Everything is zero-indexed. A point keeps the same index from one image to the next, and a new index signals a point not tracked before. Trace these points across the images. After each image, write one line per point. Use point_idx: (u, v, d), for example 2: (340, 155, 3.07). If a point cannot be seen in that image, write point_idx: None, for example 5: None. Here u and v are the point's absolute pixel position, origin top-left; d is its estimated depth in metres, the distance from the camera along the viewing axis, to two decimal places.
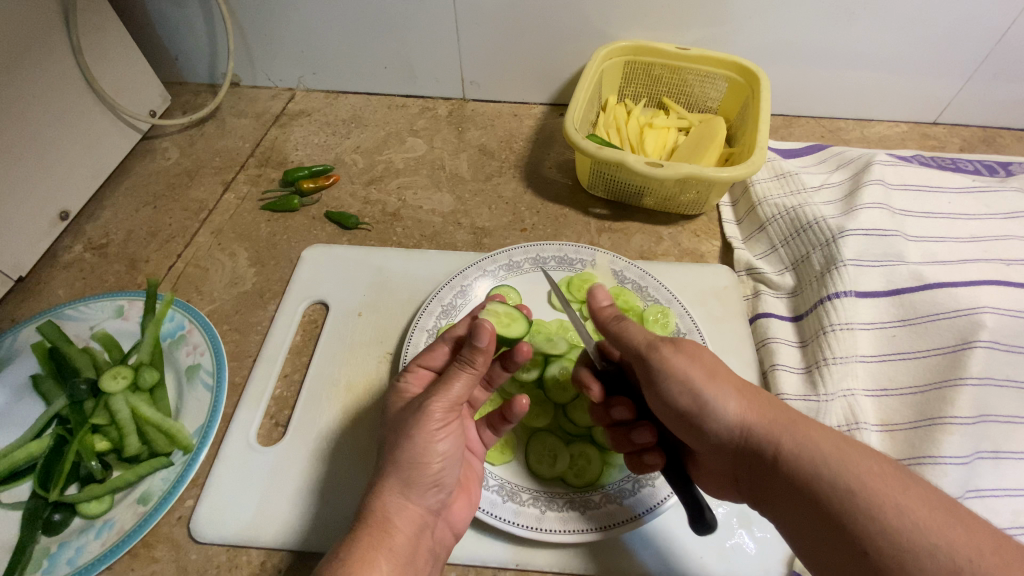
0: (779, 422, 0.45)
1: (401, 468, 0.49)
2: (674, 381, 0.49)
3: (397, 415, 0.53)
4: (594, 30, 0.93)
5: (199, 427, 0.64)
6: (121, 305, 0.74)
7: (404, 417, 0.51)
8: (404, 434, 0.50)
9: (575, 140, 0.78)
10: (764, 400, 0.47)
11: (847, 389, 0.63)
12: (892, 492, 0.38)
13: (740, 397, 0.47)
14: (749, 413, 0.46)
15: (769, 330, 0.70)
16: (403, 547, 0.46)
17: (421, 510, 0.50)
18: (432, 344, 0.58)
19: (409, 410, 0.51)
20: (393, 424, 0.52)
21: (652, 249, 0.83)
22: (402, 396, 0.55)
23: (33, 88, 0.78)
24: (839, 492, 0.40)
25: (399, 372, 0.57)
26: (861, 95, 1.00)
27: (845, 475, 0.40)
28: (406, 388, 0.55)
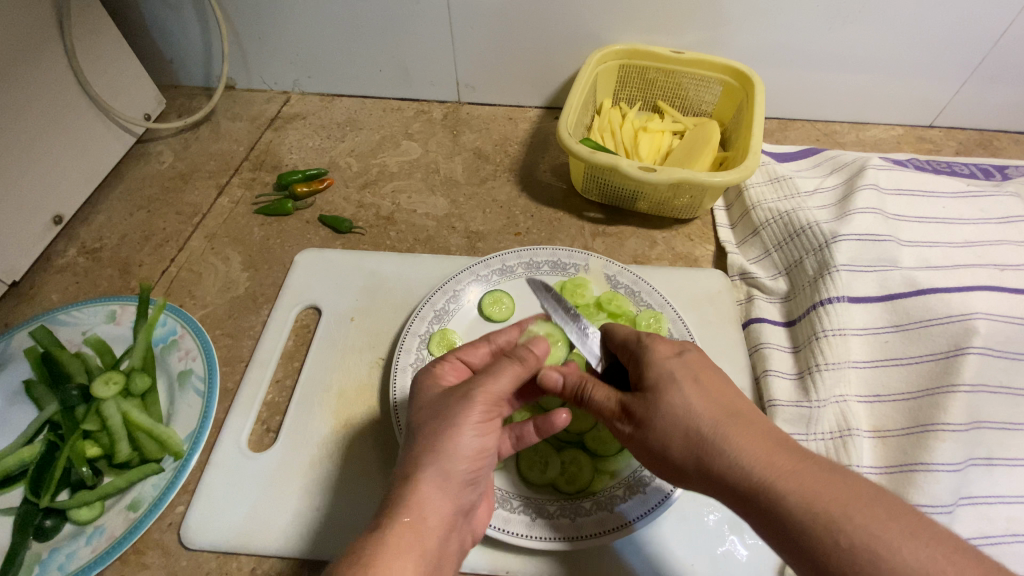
0: (746, 484, 0.41)
1: (442, 460, 0.47)
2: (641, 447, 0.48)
3: (435, 402, 0.51)
4: (588, 33, 0.93)
5: (191, 433, 0.64)
6: (114, 310, 0.74)
7: (450, 405, 0.50)
8: (449, 423, 0.48)
9: (568, 144, 0.78)
10: (730, 453, 0.43)
11: (839, 396, 0.62)
12: (877, 557, 0.35)
13: (703, 458, 0.44)
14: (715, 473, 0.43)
15: (762, 335, 0.70)
16: (434, 546, 0.44)
17: (455, 507, 0.47)
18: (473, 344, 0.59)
19: (453, 399, 0.50)
20: (434, 411, 0.50)
21: (646, 254, 0.82)
22: (438, 385, 0.54)
23: (26, 92, 0.77)
24: (819, 560, 0.37)
25: (435, 361, 0.57)
26: (857, 98, 1.00)
27: (823, 542, 0.37)
28: (441, 379, 0.55)
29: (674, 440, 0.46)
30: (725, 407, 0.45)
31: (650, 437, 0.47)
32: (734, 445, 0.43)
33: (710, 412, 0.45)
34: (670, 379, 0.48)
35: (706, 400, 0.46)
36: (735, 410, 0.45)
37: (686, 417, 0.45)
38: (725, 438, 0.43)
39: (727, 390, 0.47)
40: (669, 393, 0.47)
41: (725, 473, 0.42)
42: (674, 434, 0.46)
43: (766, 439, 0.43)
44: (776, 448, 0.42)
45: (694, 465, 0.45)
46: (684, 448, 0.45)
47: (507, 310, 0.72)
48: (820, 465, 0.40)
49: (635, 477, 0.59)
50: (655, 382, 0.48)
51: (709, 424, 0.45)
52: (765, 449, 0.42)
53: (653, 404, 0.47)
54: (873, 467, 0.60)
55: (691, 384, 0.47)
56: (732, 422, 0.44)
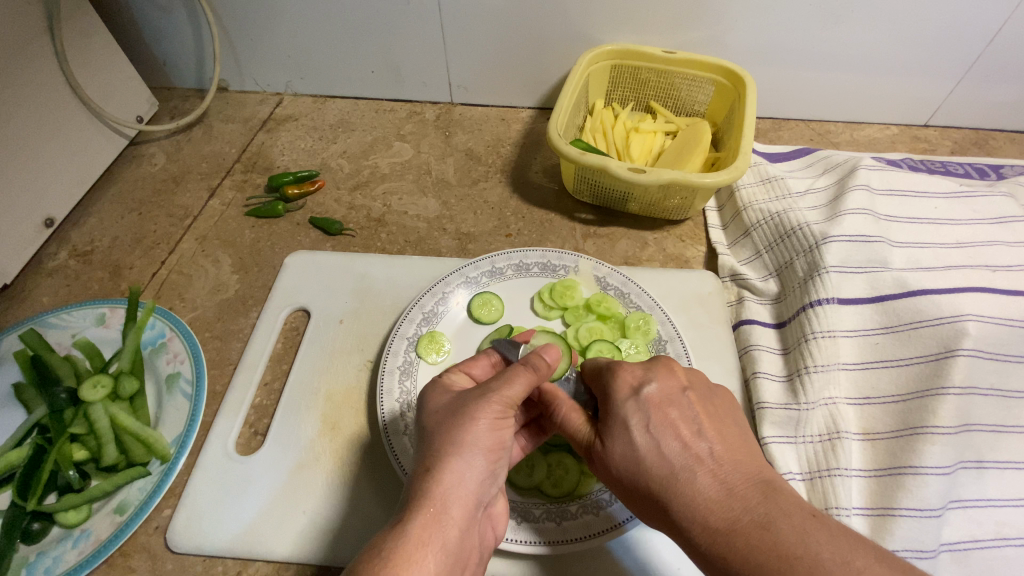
0: (690, 540, 0.43)
1: (463, 453, 0.47)
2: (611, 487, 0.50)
3: (450, 403, 0.51)
4: (580, 33, 0.93)
5: (178, 436, 0.64)
6: (103, 313, 0.74)
7: (466, 404, 0.50)
8: (466, 420, 0.48)
9: (558, 145, 0.77)
10: (676, 507, 0.44)
11: (828, 398, 0.62)
12: None
13: (656, 508, 0.45)
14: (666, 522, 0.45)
15: (752, 336, 0.70)
16: (458, 536, 0.44)
17: (474, 503, 0.46)
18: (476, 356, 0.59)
19: (470, 399, 0.50)
20: (451, 410, 0.50)
21: (636, 255, 0.82)
22: (451, 388, 0.54)
23: (15, 94, 0.77)
24: None
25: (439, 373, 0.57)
26: (851, 97, 0.99)
27: None
28: (452, 382, 0.55)
29: (630, 492, 0.47)
30: (673, 456, 0.45)
31: (612, 483, 0.49)
32: (679, 501, 0.44)
33: (660, 463, 0.45)
34: (622, 432, 0.48)
35: (655, 451, 0.46)
36: (684, 460, 0.45)
37: (637, 469, 0.46)
38: (671, 494, 0.44)
39: (680, 432, 0.46)
40: (621, 442, 0.47)
41: (673, 526, 0.44)
42: (629, 487, 0.47)
43: (711, 491, 0.43)
44: (718, 500, 0.42)
45: (651, 514, 0.46)
46: (638, 499, 0.47)
47: (496, 311, 0.72)
48: (757, 518, 0.40)
49: None
50: (609, 434, 0.48)
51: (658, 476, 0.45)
52: (706, 502, 0.42)
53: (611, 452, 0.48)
54: (862, 471, 0.60)
55: (644, 433, 0.47)
56: (678, 478, 0.44)
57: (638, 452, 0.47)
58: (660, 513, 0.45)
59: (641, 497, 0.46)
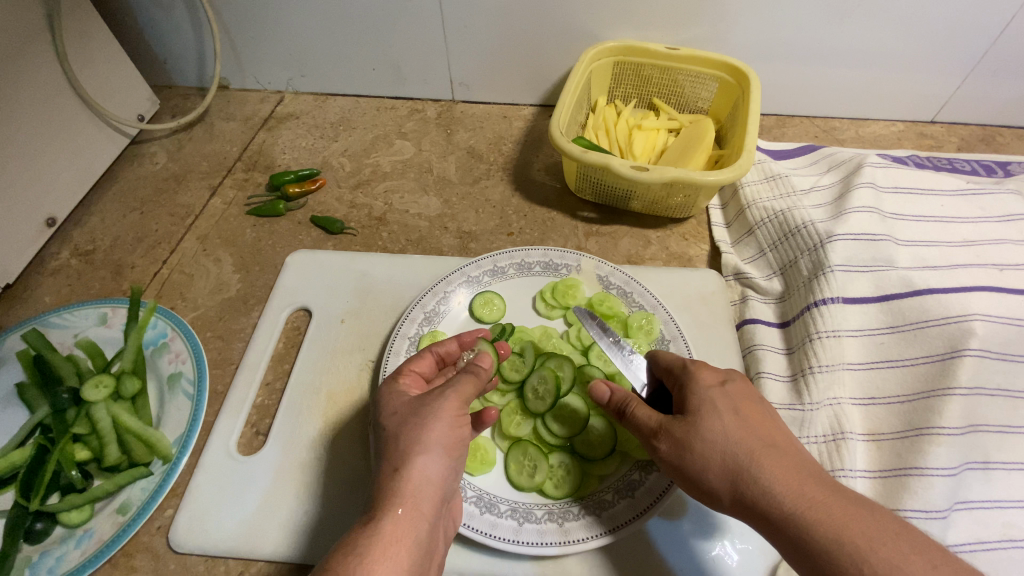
0: (777, 513, 0.43)
1: (425, 453, 0.47)
2: (684, 465, 0.49)
3: (409, 404, 0.51)
4: (582, 30, 0.92)
5: (179, 436, 0.64)
6: (105, 312, 0.74)
7: (424, 405, 0.50)
8: (429, 418, 0.49)
9: (560, 143, 0.77)
10: (765, 482, 0.45)
11: (833, 398, 0.62)
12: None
13: (739, 485, 0.46)
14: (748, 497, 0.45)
15: (755, 336, 0.69)
16: (428, 531, 0.45)
17: (437, 500, 0.47)
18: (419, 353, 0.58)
19: (428, 399, 0.51)
20: (409, 411, 0.50)
21: (639, 254, 0.81)
22: (406, 390, 0.54)
23: (17, 94, 0.77)
24: None
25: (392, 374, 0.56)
26: (856, 93, 0.98)
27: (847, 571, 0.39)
28: (406, 383, 0.55)
29: (711, 467, 0.47)
30: (762, 437, 0.47)
31: (687, 461, 0.49)
32: (768, 474, 0.45)
33: (751, 442, 0.47)
34: (710, 409, 0.49)
35: (744, 431, 0.47)
36: (770, 440, 0.47)
37: (726, 447, 0.47)
38: (762, 467, 0.45)
39: (765, 422, 0.49)
40: (709, 420, 0.48)
41: (756, 500, 0.45)
42: (710, 460, 0.47)
43: (803, 469, 0.45)
44: (808, 480, 0.44)
45: (729, 490, 0.46)
46: (718, 473, 0.47)
47: (498, 311, 0.71)
48: (845, 498, 0.43)
49: (623, 482, 0.56)
50: (695, 409, 0.50)
51: (747, 453, 0.46)
52: (797, 478, 0.44)
53: (696, 428, 0.49)
54: (867, 471, 0.60)
55: (734, 417, 0.48)
56: (767, 453, 0.46)
57: (729, 430, 0.48)
58: (742, 489, 0.46)
59: (721, 475, 0.47)
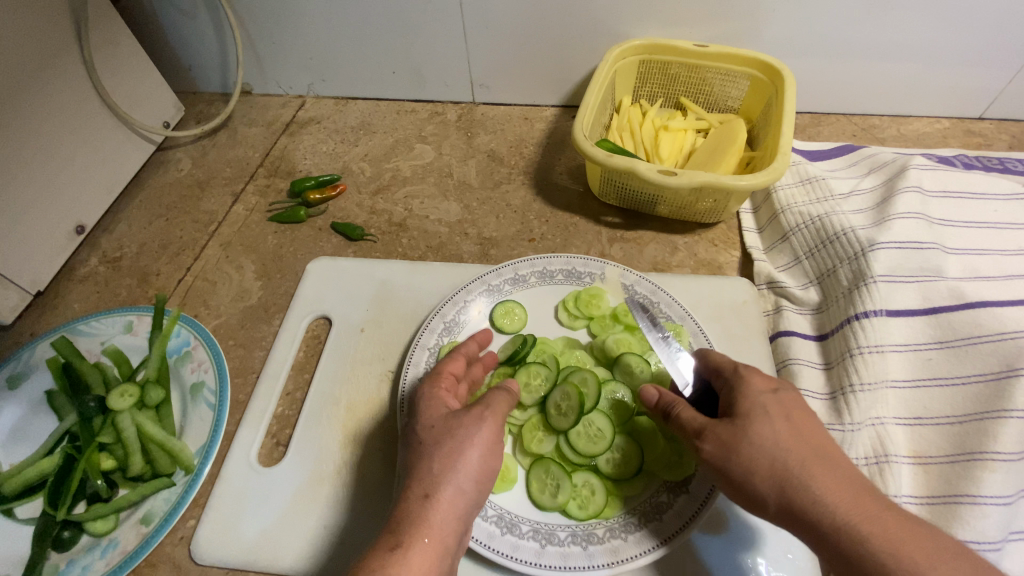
0: (830, 523, 0.41)
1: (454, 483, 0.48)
2: (728, 469, 0.47)
3: (446, 423, 0.51)
4: (606, 27, 0.89)
5: (201, 447, 0.64)
6: (131, 321, 0.75)
7: (462, 429, 0.50)
8: (463, 444, 0.49)
9: (583, 147, 0.75)
10: (818, 491, 0.43)
11: (876, 418, 0.58)
12: None
13: (788, 493, 0.43)
14: (799, 505, 0.43)
15: (791, 349, 0.65)
16: (448, 563, 0.45)
17: (460, 530, 0.47)
18: (455, 356, 0.59)
19: (464, 422, 0.51)
20: (445, 433, 0.50)
21: (665, 260, 0.78)
22: (446, 402, 0.53)
23: (46, 102, 0.79)
24: None
25: (431, 381, 0.55)
26: (897, 89, 0.93)
27: None
28: (444, 392, 0.54)
29: (759, 472, 0.45)
30: (813, 444, 0.45)
31: (732, 464, 0.46)
32: (819, 483, 0.43)
33: (801, 449, 0.45)
34: (762, 413, 0.47)
35: (796, 437, 0.45)
36: (823, 449, 0.45)
37: (775, 452, 0.45)
38: (815, 475, 0.43)
39: (815, 429, 0.47)
40: (759, 424, 0.46)
41: (808, 509, 0.42)
42: (760, 466, 0.45)
43: (856, 480, 0.43)
44: (861, 492, 0.43)
45: (777, 497, 0.44)
46: (767, 479, 0.45)
47: (519, 322, 0.70)
48: (900, 512, 0.41)
49: (650, 504, 0.54)
50: (746, 413, 0.47)
51: (798, 459, 0.44)
52: (850, 489, 0.42)
53: (745, 432, 0.46)
54: (913, 497, 0.56)
55: (785, 422, 0.46)
56: (818, 462, 0.44)
57: (779, 436, 0.46)
58: (793, 497, 0.43)
59: (769, 481, 0.45)
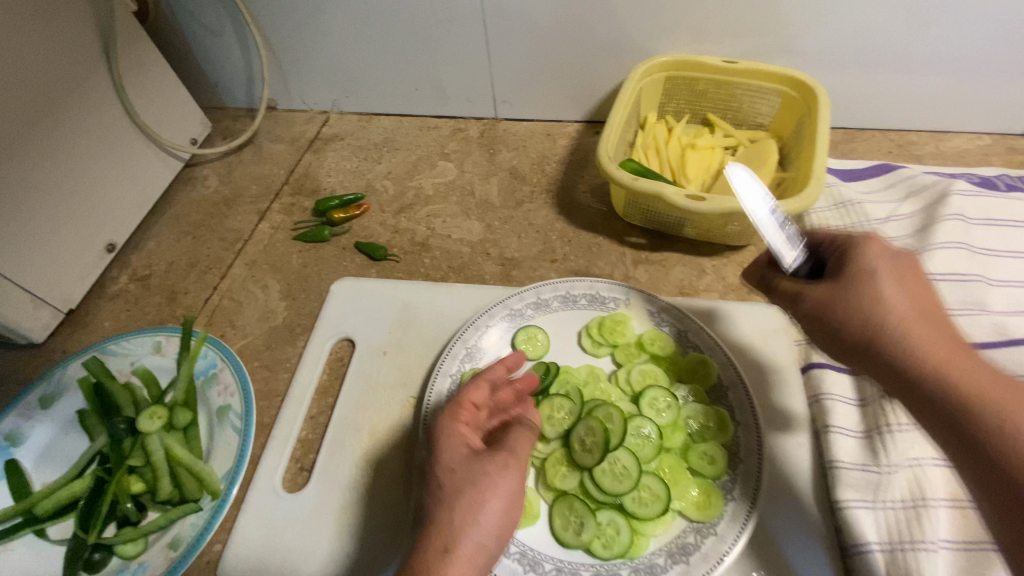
0: (929, 365, 0.40)
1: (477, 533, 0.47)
2: (822, 314, 0.45)
3: (468, 464, 0.51)
4: (631, 44, 0.88)
5: (227, 472, 0.64)
6: (159, 341, 0.76)
7: (485, 472, 0.50)
8: (489, 496, 0.49)
9: (608, 170, 0.74)
10: (922, 340, 0.41)
11: (913, 459, 0.57)
12: None
13: (884, 346, 0.42)
14: (895, 332, 0.42)
15: (823, 383, 0.63)
16: None
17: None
18: (478, 383, 0.57)
19: (490, 466, 0.50)
20: (470, 475, 0.49)
21: (692, 285, 0.77)
22: (466, 439, 0.53)
23: (78, 122, 0.81)
24: (993, 452, 0.36)
25: (450, 413, 0.54)
26: (936, 104, 0.89)
27: (1001, 431, 0.36)
28: (464, 427, 0.53)
29: (854, 326, 0.43)
30: (926, 313, 0.42)
31: (827, 317, 0.45)
32: (923, 345, 0.41)
33: (909, 314, 0.42)
34: (872, 274, 0.44)
35: (906, 302, 0.43)
36: (938, 317, 0.42)
37: (877, 314, 0.42)
38: (919, 339, 0.41)
39: (930, 297, 0.43)
40: (866, 283, 0.43)
41: (903, 369, 0.41)
42: (855, 319, 0.43)
43: (970, 351, 0.40)
44: (975, 361, 0.39)
45: (869, 329, 0.43)
46: (862, 338, 0.43)
47: (540, 349, 0.69)
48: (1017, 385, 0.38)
49: (677, 544, 0.53)
50: (857, 274, 0.44)
51: (904, 326, 0.42)
52: (961, 351, 0.40)
53: (847, 283, 0.44)
54: (951, 543, 0.53)
55: (897, 285, 0.43)
56: (928, 328, 0.41)
57: (885, 288, 0.43)
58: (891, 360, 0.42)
59: (864, 326, 0.43)
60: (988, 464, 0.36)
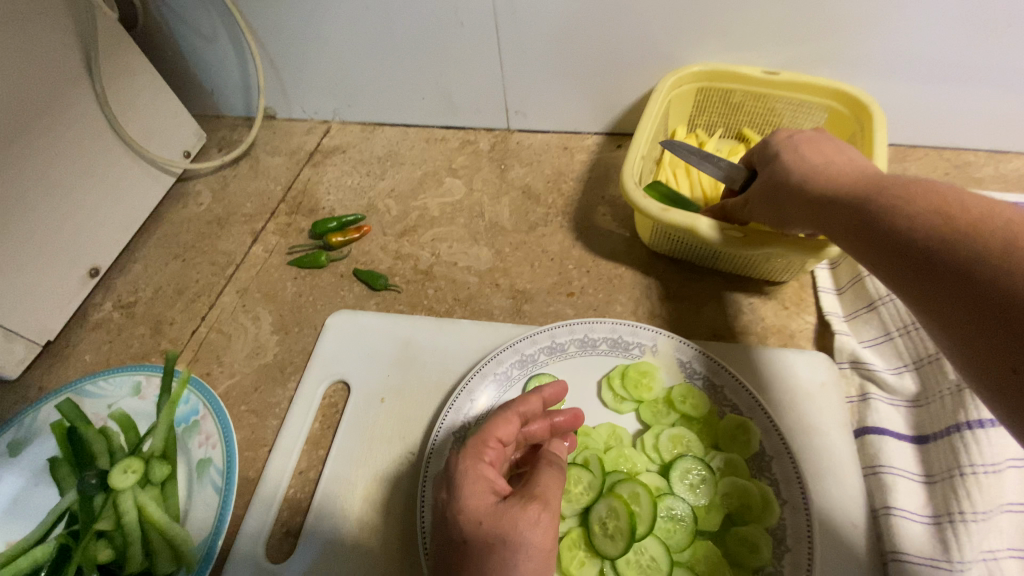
0: (820, 189, 0.52)
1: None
2: (764, 190, 0.59)
3: (496, 515, 0.43)
4: (660, 51, 0.79)
5: (205, 539, 0.58)
6: (139, 381, 0.69)
7: (517, 527, 0.42)
8: (521, 557, 0.41)
9: (634, 198, 0.66)
10: (815, 176, 0.53)
11: (989, 551, 0.48)
12: (900, 211, 0.43)
13: (793, 191, 0.55)
14: (798, 179, 0.55)
15: (881, 453, 0.55)
16: None
17: None
18: (505, 416, 0.49)
19: (522, 517, 0.42)
20: (499, 528, 0.42)
21: (727, 326, 0.68)
22: (491, 486, 0.45)
23: (57, 140, 0.75)
24: (866, 226, 0.45)
25: (472, 451, 0.47)
26: (1004, 122, 0.79)
27: (868, 211, 0.46)
28: (489, 469, 0.46)
29: (773, 187, 0.57)
30: (829, 162, 0.54)
31: (761, 189, 0.59)
32: (815, 179, 0.53)
33: (810, 163, 0.55)
34: (787, 148, 0.59)
35: (807, 160, 0.56)
36: (836, 162, 0.54)
37: (788, 171, 0.56)
38: (814, 178, 0.53)
39: (835, 150, 0.56)
40: (777, 159, 0.58)
41: (806, 197, 0.53)
42: (773, 183, 0.58)
43: (859, 175, 0.51)
44: (857, 178, 0.50)
45: (784, 186, 0.56)
46: (784, 191, 0.56)
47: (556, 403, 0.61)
48: (887, 179, 0.48)
49: None
50: (772, 157, 0.59)
51: (807, 171, 0.55)
52: (848, 177, 0.51)
53: (771, 163, 0.59)
54: None
55: (799, 151, 0.57)
56: (824, 167, 0.54)
57: (794, 155, 0.57)
58: (802, 201, 0.54)
59: (783, 183, 0.56)
60: (866, 242, 0.45)
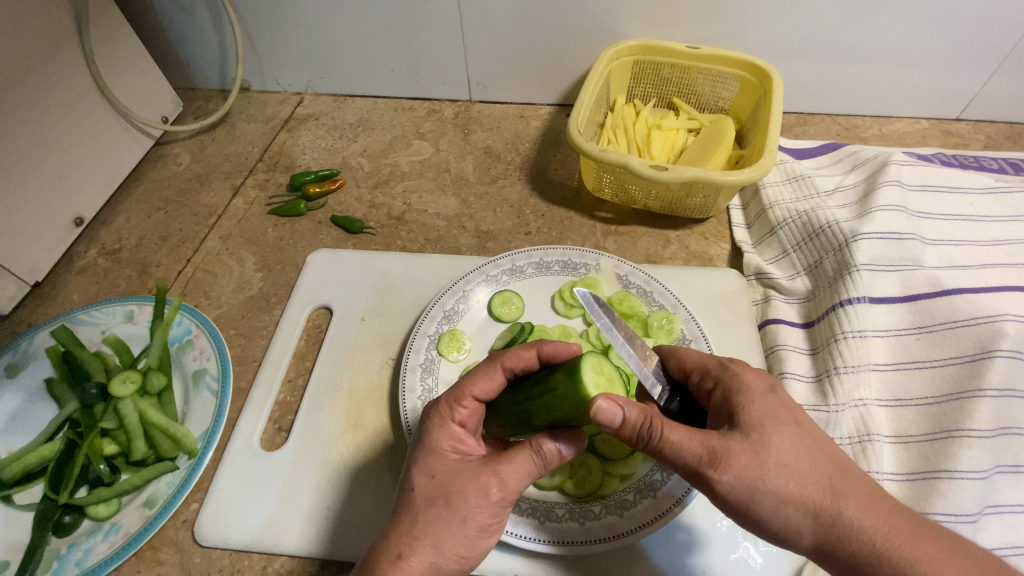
0: (751, 471, 0.43)
1: (441, 556, 0.44)
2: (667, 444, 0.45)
3: (450, 473, 0.47)
4: (600, 28, 0.92)
5: (204, 432, 0.65)
6: (131, 310, 0.75)
7: (462, 491, 0.46)
8: (456, 511, 0.45)
9: (578, 142, 0.76)
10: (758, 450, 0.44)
11: (859, 399, 0.61)
12: (816, 516, 0.43)
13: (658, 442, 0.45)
14: (720, 452, 0.44)
15: (779, 336, 0.68)
16: None
17: None
18: (489, 368, 0.53)
19: (469, 490, 0.46)
20: (447, 490, 0.46)
21: (659, 253, 0.81)
22: (456, 449, 0.49)
23: (45, 93, 0.79)
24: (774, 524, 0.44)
25: (449, 400, 0.52)
26: (878, 90, 0.96)
27: (778, 505, 0.43)
28: (458, 430, 0.51)
29: (680, 445, 0.44)
30: (770, 414, 0.45)
31: (659, 446, 0.45)
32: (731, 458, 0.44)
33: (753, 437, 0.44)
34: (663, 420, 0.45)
35: (735, 456, 0.43)
36: (793, 424, 0.45)
37: (698, 441, 0.44)
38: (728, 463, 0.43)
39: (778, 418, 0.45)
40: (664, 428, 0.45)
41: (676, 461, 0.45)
42: (681, 452, 0.44)
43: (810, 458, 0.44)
44: (832, 472, 0.44)
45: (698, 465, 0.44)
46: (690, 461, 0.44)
47: (516, 310, 0.72)
48: (844, 469, 0.44)
49: (645, 482, 0.57)
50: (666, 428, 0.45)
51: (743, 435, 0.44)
52: (808, 463, 0.44)
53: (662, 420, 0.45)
54: (894, 474, 0.59)
55: (771, 439, 0.44)
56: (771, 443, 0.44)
57: (736, 446, 0.44)
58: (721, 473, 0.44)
59: (690, 444, 0.44)
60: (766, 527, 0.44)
